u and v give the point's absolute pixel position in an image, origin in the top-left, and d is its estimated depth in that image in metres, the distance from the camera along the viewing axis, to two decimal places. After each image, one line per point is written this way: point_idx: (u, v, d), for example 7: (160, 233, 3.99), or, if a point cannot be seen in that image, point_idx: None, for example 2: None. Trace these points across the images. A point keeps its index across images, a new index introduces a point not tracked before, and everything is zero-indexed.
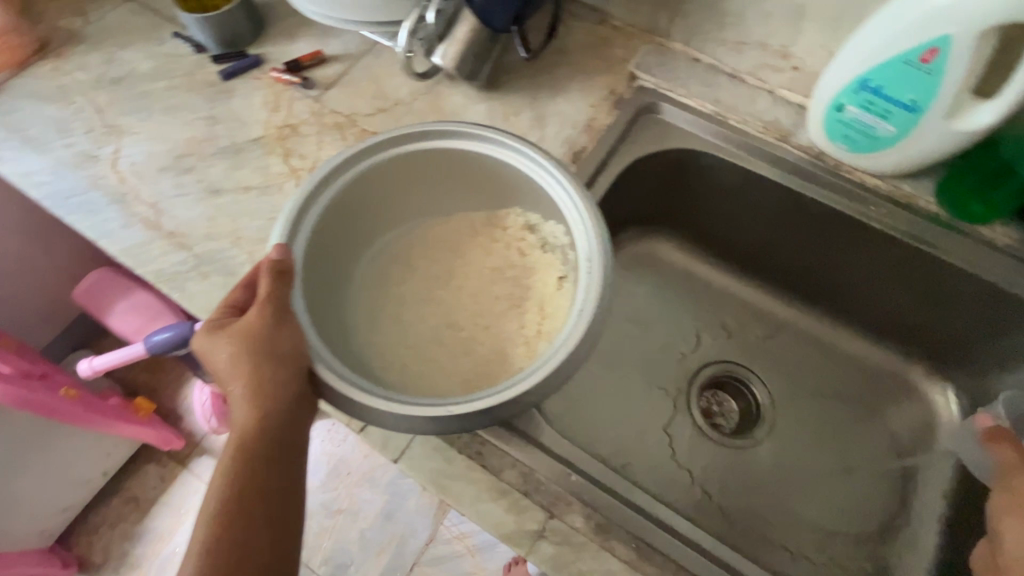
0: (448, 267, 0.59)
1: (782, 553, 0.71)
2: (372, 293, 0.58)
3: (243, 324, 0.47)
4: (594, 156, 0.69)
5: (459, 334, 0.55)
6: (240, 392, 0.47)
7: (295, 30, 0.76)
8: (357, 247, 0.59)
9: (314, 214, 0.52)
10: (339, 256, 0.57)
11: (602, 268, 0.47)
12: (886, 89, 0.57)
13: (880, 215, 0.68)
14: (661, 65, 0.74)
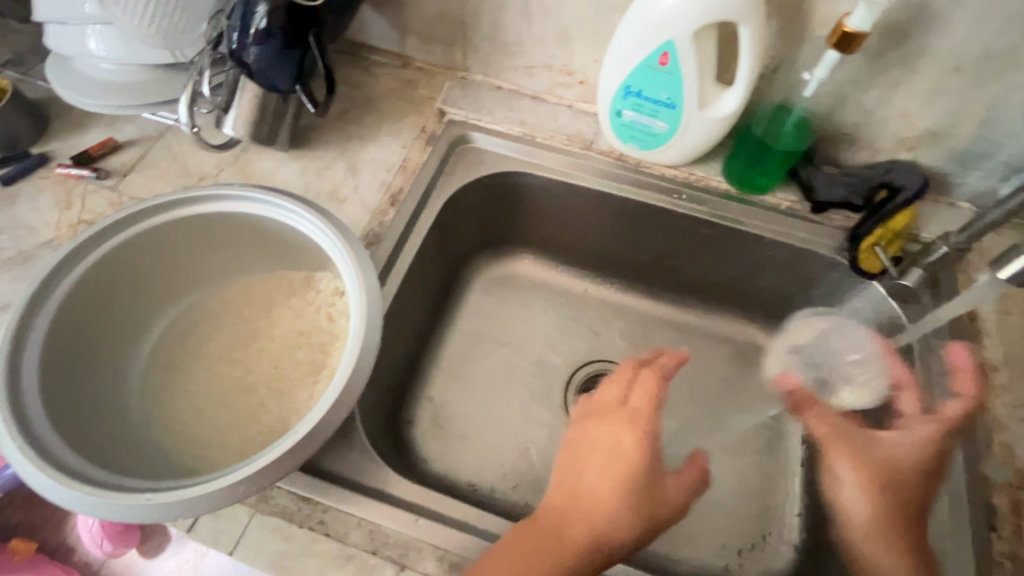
0: (240, 332, 0.57)
1: (673, 534, 0.73)
2: (154, 362, 0.56)
3: None
4: (412, 195, 0.70)
5: (250, 400, 0.54)
6: None
7: (83, 122, 0.73)
8: (146, 312, 0.56)
9: (78, 274, 0.50)
10: (119, 322, 0.55)
11: (363, 342, 0.48)
12: (645, 91, 0.63)
13: (677, 199, 0.74)
14: (465, 98, 0.78)
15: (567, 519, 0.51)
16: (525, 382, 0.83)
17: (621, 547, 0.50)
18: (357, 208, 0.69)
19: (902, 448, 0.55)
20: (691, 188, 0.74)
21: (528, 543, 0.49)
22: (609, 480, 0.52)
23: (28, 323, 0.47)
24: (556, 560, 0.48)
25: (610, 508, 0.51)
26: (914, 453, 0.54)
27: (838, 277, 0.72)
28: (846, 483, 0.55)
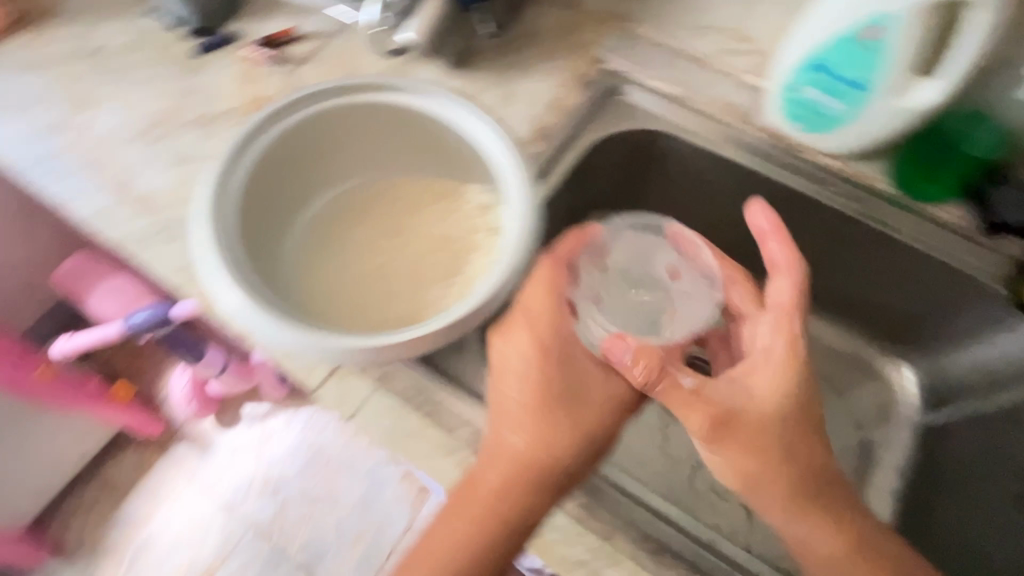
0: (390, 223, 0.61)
1: None
2: (312, 230, 0.61)
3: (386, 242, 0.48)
4: (560, 136, 0.71)
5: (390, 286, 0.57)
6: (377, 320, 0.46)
7: (269, 7, 0.77)
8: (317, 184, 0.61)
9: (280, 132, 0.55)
10: (295, 185, 0.60)
11: (514, 256, 0.50)
12: (837, 68, 0.59)
13: (829, 190, 0.70)
14: (627, 49, 0.76)
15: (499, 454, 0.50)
16: None
17: (504, 485, 0.49)
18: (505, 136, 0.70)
19: (755, 389, 0.52)
20: (847, 183, 0.70)
21: (459, 508, 0.50)
22: (523, 406, 0.51)
23: (229, 173, 0.53)
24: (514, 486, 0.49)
25: (532, 445, 0.50)
26: (761, 412, 0.51)
27: (989, 309, 0.66)
28: (717, 457, 0.51)
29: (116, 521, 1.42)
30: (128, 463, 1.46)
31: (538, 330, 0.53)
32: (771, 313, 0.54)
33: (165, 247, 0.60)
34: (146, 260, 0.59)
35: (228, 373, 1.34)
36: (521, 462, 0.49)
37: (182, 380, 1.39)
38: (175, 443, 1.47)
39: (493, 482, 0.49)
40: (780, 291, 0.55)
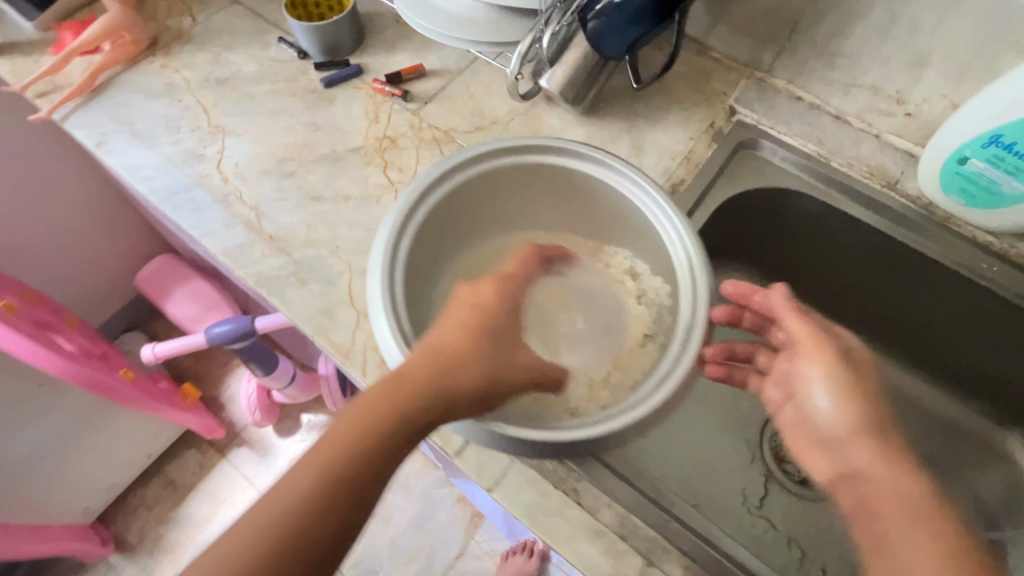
0: None
1: None
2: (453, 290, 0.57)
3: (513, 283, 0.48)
4: (692, 191, 0.68)
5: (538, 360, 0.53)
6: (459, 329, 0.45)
7: (394, 42, 0.77)
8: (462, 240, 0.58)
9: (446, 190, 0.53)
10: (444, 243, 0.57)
11: (696, 341, 0.45)
12: (1021, 144, 0.56)
13: (987, 270, 0.65)
14: (762, 101, 0.73)
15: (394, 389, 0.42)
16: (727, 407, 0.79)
17: (412, 406, 0.42)
18: None
19: (824, 407, 0.48)
20: (1005, 264, 0.65)
21: (361, 424, 0.41)
22: (463, 333, 0.45)
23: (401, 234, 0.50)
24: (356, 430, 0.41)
25: (449, 368, 0.43)
26: (842, 408, 0.47)
27: None
28: (832, 396, 0.48)
29: (175, 520, 1.44)
30: (189, 463, 1.48)
31: (498, 290, 0.47)
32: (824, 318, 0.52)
33: (298, 291, 0.60)
34: (280, 303, 0.59)
35: (295, 384, 1.35)
36: (405, 385, 0.42)
37: (249, 387, 1.41)
38: (235, 447, 1.49)
39: (338, 434, 0.41)
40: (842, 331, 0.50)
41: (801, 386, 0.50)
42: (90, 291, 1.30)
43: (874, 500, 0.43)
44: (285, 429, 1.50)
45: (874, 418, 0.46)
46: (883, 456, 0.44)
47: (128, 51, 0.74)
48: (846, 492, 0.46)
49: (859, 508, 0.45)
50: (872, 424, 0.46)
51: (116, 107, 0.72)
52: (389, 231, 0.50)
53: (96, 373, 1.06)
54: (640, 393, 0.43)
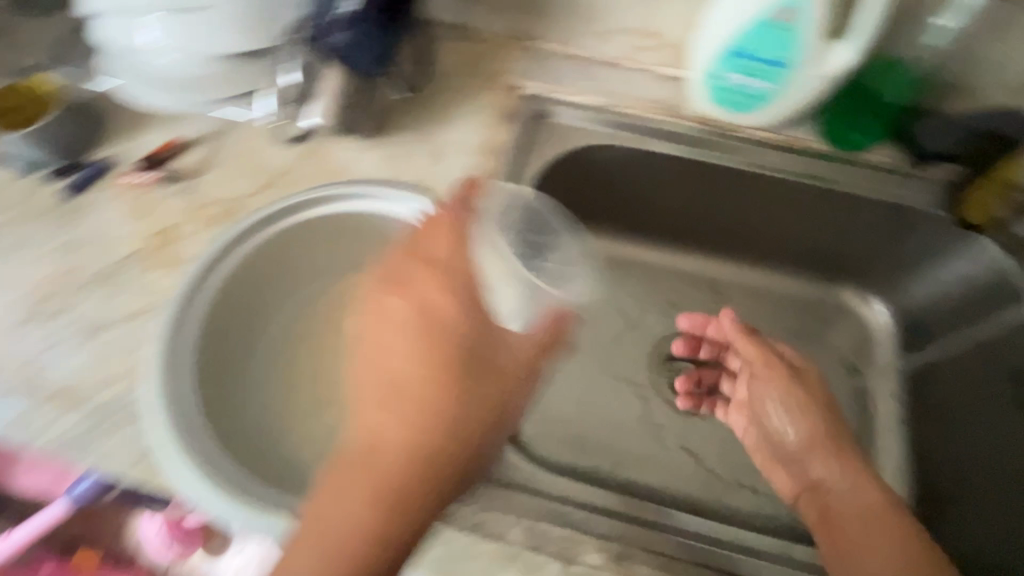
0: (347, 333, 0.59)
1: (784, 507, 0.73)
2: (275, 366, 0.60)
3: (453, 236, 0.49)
4: (501, 178, 0.67)
5: None
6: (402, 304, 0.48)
7: (139, 122, 0.67)
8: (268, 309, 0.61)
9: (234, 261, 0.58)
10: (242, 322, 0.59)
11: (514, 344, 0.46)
12: (758, 52, 0.60)
13: (773, 162, 0.71)
14: (538, 69, 0.74)
15: (416, 406, 0.44)
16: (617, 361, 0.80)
17: (428, 430, 0.44)
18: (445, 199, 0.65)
19: (793, 432, 0.60)
20: (786, 151, 0.71)
21: (419, 417, 0.44)
22: (418, 356, 0.46)
23: (174, 337, 0.53)
24: (476, 387, 0.45)
25: (403, 384, 0.45)
26: (802, 426, 0.59)
27: (940, 232, 0.70)
28: (789, 427, 0.60)
29: None
30: None
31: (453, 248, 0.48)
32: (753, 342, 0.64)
33: (109, 441, 0.51)
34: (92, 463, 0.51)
35: None
36: (444, 379, 0.45)
37: (153, 525, 1.25)
38: None
39: (391, 437, 0.44)
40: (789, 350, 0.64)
41: (762, 408, 0.64)
42: None
43: (837, 507, 0.54)
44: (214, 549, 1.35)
45: (835, 435, 0.58)
46: (844, 471, 0.56)
47: None
48: (813, 502, 0.57)
49: (821, 516, 0.55)
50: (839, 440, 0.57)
51: None
52: (160, 349, 0.53)
53: None
54: (457, 407, 0.45)
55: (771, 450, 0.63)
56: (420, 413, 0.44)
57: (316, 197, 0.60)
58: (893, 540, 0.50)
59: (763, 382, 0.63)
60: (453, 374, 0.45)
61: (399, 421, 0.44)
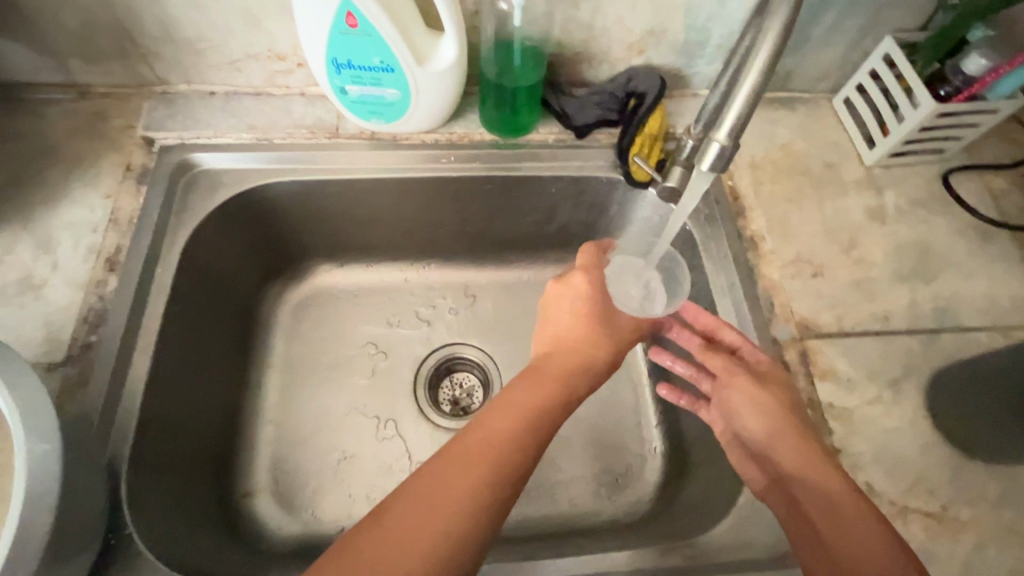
0: None
1: (561, 501, 0.71)
2: None
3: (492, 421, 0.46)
4: (136, 252, 0.58)
5: None
6: (412, 517, 0.40)
7: None
8: None
9: None
10: None
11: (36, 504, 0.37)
12: (355, 60, 0.56)
13: (447, 163, 0.69)
14: (172, 116, 0.65)
15: (381, 517, 0.40)
16: (369, 402, 0.74)
17: None
18: (60, 296, 0.55)
19: (752, 424, 0.54)
20: (456, 148, 0.69)
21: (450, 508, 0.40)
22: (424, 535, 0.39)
23: None
24: (489, 463, 0.43)
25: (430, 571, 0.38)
26: (769, 409, 0.53)
27: (621, 193, 0.72)
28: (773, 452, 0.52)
29: None
30: None
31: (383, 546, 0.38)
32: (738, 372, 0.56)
33: None
34: None
35: None
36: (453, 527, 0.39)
37: None
38: None
39: (368, 549, 0.38)
40: (756, 353, 0.57)
41: (735, 401, 0.57)
42: None
43: (815, 509, 0.47)
44: None
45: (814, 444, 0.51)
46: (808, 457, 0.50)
47: None
48: (779, 494, 0.50)
49: (790, 505, 0.49)
50: (804, 431, 0.52)
51: None
52: None
53: None
54: None
55: (744, 451, 0.55)
56: (392, 553, 0.38)
57: None
58: (865, 523, 0.44)
59: (739, 397, 0.56)
60: (445, 469, 0.42)
61: (369, 541, 0.38)
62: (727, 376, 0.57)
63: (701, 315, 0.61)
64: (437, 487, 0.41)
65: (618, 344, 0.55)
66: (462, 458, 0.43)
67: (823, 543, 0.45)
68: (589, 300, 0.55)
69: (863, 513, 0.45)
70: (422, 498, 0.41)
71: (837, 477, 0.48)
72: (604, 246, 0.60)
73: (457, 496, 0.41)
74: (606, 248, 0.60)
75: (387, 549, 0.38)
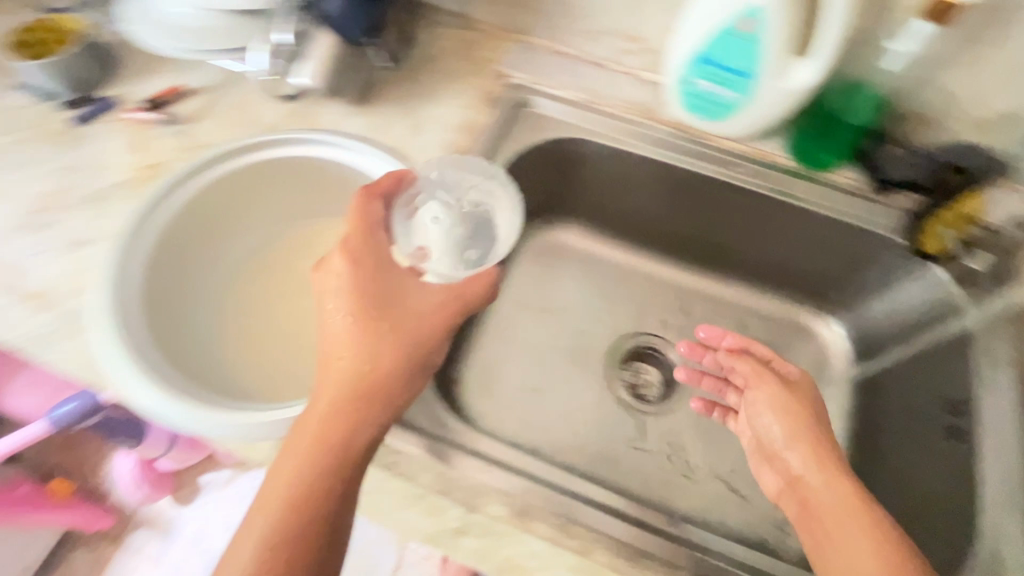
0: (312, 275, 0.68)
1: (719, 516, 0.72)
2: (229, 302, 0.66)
3: (341, 343, 0.51)
4: (474, 157, 0.71)
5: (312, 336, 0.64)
6: (325, 401, 0.49)
7: (146, 67, 0.73)
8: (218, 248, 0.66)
9: (186, 193, 0.62)
10: (193, 249, 0.64)
11: None
12: (724, 60, 0.62)
13: (739, 174, 0.73)
14: (526, 61, 0.77)
15: (310, 410, 0.50)
16: None
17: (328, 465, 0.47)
18: (421, 162, 0.69)
19: (773, 425, 0.58)
20: (752, 162, 0.73)
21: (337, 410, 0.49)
22: (324, 416, 0.49)
23: (125, 264, 0.58)
24: (365, 382, 0.50)
25: (350, 435, 0.48)
26: (793, 423, 0.57)
27: (894, 259, 0.72)
28: (790, 451, 0.56)
29: None
30: (81, 564, 1.35)
31: (317, 416, 0.49)
32: (764, 391, 0.60)
33: (69, 342, 0.55)
34: (51, 359, 0.55)
35: (177, 448, 1.28)
36: (337, 417, 0.49)
37: (127, 464, 1.30)
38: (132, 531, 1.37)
39: (293, 459, 0.47)
40: (783, 363, 0.63)
41: (752, 412, 0.61)
42: None
43: (822, 508, 0.51)
44: (183, 497, 1.40)
45: (846, 465, 0.53)
46: (818, 463, 0.53)
47: None
48: (793, 498, 0.54)
49: (802, 508, 0.52)
50: (818, 434, 0.55)
51: None
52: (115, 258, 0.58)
53: None
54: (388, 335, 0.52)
55: (762, 452, 0.59)
56: (308, 435, 0.48)
57: (257, 140, 0.64)
58: (859, 529, 0.48)
59: (755, 406, 0.61)
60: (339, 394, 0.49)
61: (305, 425, 0.49)
62: (755, 378, 0.62)
63: (727, 337, 0.68)
64: (325, 386, 0.50)
65: (436, 323, 0.53)
66: (329, 379, 0.50)
67: (837, 550, 0.48)
68: (376, 256, 0.55)
69: (867, 518, 0.48)
70: (322, 389, 0.50)
71: (853, 489, 0.50)
72: (397, 178, 0.59)
73: (364, 394, 0.50)
74: (400, 179, 0.60)
75: (312, 429, 0.49)
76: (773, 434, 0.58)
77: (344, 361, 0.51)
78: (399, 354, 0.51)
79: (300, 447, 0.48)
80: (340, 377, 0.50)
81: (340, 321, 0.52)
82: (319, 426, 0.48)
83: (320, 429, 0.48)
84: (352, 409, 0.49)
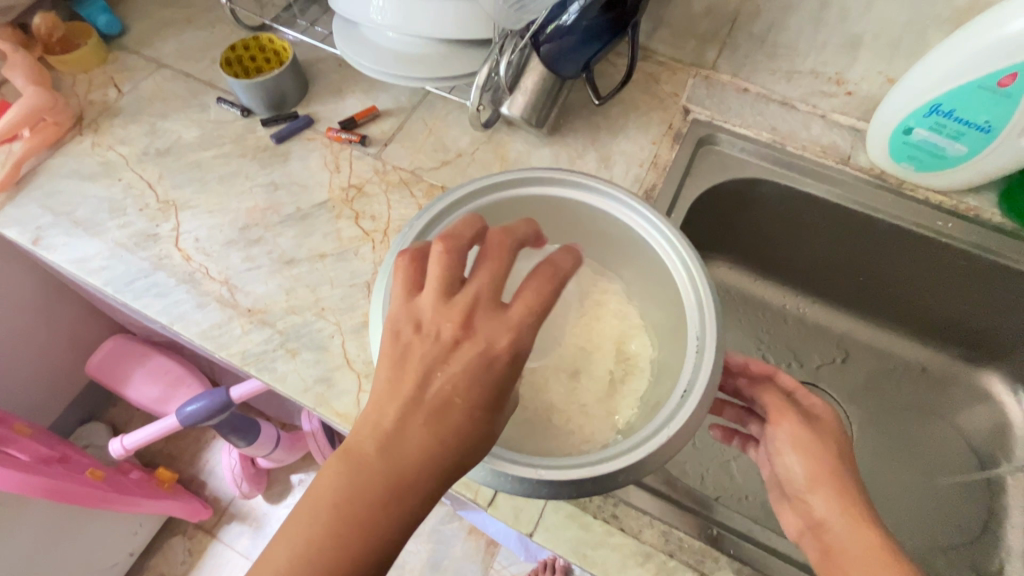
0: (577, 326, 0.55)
1: None
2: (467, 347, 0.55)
3: (465, 369, 0.36)
4: (663, 195, 0.70)
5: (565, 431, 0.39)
6: (416, 421, 0.36)
7: (341, 88, 0.74)
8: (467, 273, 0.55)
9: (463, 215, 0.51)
10: None
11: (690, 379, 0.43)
12: (959, 111, 0.59)
13: (941, 228, 0.69)
14: (711, 98, 0.75)
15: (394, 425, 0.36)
16: None
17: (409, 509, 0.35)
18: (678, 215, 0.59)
19: (794, 466, 0.49)
20: (957, 218, 0.69)
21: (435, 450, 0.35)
22: (419, 452, 0.35)
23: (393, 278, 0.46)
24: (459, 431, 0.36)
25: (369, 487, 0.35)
26: (814, 462, 0.48)
27: None
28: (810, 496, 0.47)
29: None
30: (176, 552, 1.38)
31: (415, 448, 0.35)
32: (789, 421, 0.51)
33: (289, 362, 0.56)
34: (272, 378, 0.55)
35: (280, 448, 1.30)
36: (436, 464, 0.35)
37: (231, 459, 1.33)
38: (224, 525, 1.39)
39: (330, 495, 0.35)
40: (807, 396, 0.53)
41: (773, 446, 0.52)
42: (21, 383, 1.19)
43: (840, 552, 0.44)
44: (276, 495, 1.42)
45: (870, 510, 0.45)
46: (845, 509, 0.45)
47: (52, 134, 0.69)
48: (813, 544, 0.46)
49: (822, 555, 0.45)
50: (842, 477, 0.47)
51: (49, 195, 0.67)
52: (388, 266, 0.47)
53: (56, 479, 0.98)
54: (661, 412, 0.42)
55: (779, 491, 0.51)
56: (388, 452, 0.35)
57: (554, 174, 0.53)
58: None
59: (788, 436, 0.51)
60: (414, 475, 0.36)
61: (386, 440, 0.36)
62: (775, 415, 0.52)
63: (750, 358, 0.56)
64: (431, 404, 0.36)
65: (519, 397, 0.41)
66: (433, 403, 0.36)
67: None
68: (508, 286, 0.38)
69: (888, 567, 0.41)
70: (416, 399, 0.36)
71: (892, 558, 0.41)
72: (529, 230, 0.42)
73: (397, 442, 0.35)
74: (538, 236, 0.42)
75: (394, 452, 0.35)
76: (791, 475, 0.49)
77: (449, 390, 0.36)
78: (433, 441, 0.35)
79: (368, 459, 0.35)
80: (440, 407, 0.36)
81: (438, 387, 0.36)
82: (408, 459, 0.35)
83: (401, 464, 0.35)
84: (403, 446, 0.35)
